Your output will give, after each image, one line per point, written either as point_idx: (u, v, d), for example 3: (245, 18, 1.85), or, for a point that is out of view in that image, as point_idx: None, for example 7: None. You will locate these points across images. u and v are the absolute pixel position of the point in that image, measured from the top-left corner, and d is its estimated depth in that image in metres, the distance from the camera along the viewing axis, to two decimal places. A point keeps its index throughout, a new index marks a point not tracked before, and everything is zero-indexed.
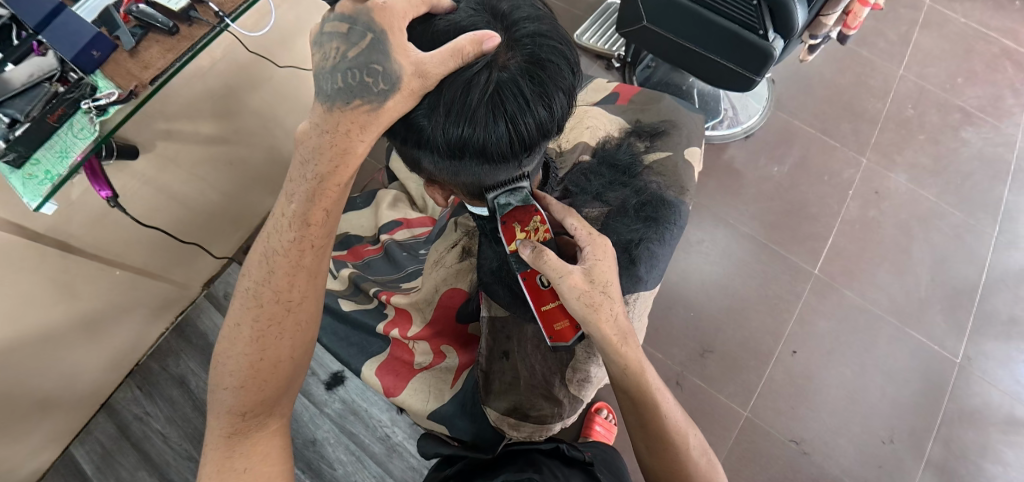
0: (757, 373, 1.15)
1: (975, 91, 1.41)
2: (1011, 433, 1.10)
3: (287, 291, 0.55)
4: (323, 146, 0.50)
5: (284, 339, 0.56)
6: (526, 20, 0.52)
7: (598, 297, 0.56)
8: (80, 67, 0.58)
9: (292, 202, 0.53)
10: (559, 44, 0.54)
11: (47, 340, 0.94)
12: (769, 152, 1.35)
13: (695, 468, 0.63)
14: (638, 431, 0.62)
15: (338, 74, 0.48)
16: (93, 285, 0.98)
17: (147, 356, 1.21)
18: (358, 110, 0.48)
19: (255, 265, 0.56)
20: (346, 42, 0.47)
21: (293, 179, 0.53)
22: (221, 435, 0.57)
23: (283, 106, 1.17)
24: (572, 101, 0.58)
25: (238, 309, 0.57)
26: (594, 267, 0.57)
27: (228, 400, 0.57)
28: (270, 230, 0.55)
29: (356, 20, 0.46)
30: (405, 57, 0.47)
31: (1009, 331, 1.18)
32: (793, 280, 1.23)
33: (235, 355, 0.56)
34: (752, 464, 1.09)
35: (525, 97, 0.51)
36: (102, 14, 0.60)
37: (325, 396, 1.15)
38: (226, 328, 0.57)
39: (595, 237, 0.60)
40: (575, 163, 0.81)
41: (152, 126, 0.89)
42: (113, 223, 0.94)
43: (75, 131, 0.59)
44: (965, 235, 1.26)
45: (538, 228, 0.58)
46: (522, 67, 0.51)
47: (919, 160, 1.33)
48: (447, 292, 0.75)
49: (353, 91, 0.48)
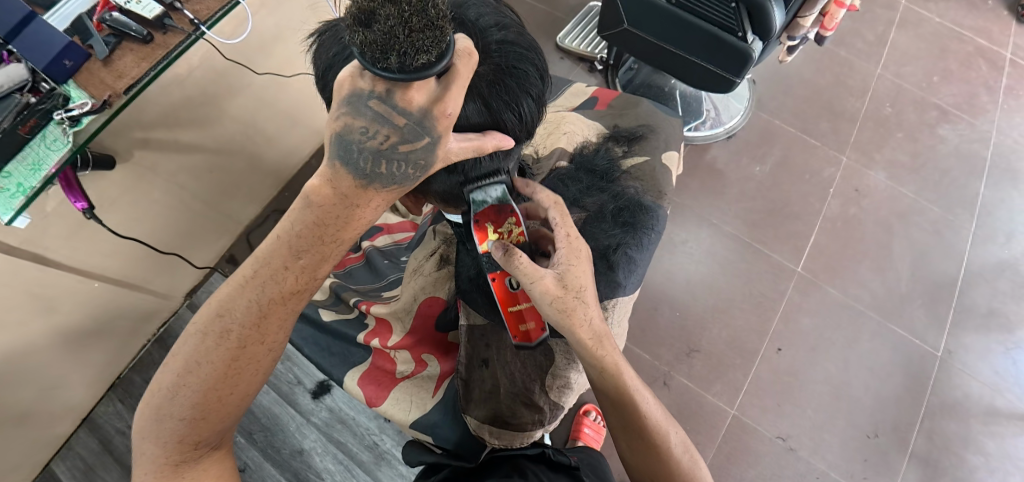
0: (743, 371, 1.16)
1: (951, 89, 1.43)
2: (992, 424, 1.12)
3: (273, 333, 0.54)
4: (348, 217, 0.49)
5: (260, 374, 0.55)
6: (494, 27, 0.52)
7: (571, 302, 0.56)
8: (51, 77, 0.57)
9: (301, 259, 0.51)
10: (527, 51, 0.54)
11: (25, 355, 0.93)
12: (751, 152, 1.36)
13: (678, 467, 0.63)
14: (620, 431, 0.63)
15: (383, 160, 0.46)
16: (72, 298, 0.96)
17: (127, 368, 1.19)
18: (389, 191, 0.49)
19: (237, 303, 0.52)
20: (399, 136, 0.45)
21: (304, 235, 0.50)
22: (166, 463, 0.55)
23: (263, 113, 1.16)
24: (542, 107, 0.58)
25: (202, 340, 0.53)
26: (568, 271, 0.57)
27: (180, 430, 0.54)
28: (264, 275, 0.51)
29: (412, 115, 0.44)
30: (445, 154, 0.47)
31: (988, 324, 1.20)
32: (776, 279, 1.24)
33: (201, 390, 0.53)
34: (739, 462, 1.10)
35: (491, 107, 0.51)
36: (74, 22, 0.60)
37: (311, 405, 1.14)
38: (186, 357, 0.53)
39: (571, 239, 0.59)
40: (552, 170, 0.80)
41: (128, 135, 0.89)
42: (88, 234, 0.92)
43: (47, 143, 0.58)
44: (943, 231, 1.28)
45: (512, 230, 0.57)
46: (489, 75, 0.51)
47: (898, 157, 1.35)
48: (425, 301, 0.75)
49: (391, 178, 0.47)
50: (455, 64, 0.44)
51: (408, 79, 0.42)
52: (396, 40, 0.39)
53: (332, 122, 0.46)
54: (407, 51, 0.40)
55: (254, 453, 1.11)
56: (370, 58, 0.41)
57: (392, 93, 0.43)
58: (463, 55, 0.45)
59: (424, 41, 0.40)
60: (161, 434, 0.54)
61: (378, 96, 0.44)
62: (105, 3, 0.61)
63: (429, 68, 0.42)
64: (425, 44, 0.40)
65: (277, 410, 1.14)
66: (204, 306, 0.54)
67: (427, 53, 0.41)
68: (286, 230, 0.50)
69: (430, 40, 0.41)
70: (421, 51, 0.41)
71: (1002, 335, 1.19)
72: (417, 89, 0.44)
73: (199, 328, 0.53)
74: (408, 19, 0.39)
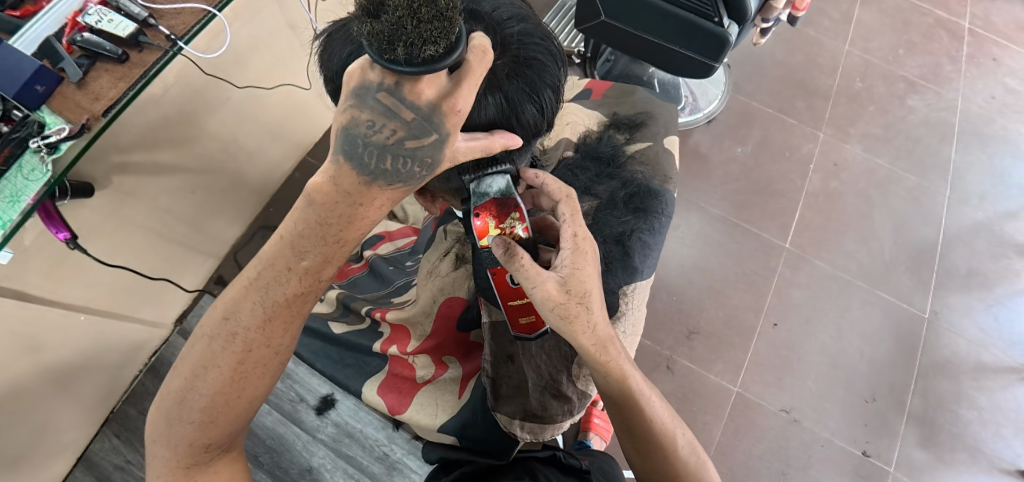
0: (743, 349, 1.19)
1: (916, 61, 1.48)
2: (981, 379, 1.17)
3: (278, 336, 0.52)
4: (351, 216, 0.48)
5: (266, 379, 0.54)
6: (511, 19, 0.52)
7: (574, 309, 0.56)
8: (23, 104, 0.55)
9: (304, 260, 0.50)
10: (544, 41, 0.54)
11: (13, 396, 0.89)
12: (732, 134, 1.38)
13: (686, 469, 0.62)
14: (624, 434, 0.62)
15: (388, 155, 0.45)
16: (60, 334, 0.93)
17: (121, 401, 1.15)
18: (394, 189, 0.48)
19: (244, 307, 0.51)
20: (406, 131, 0.44)
21: (306, 236, 0.49)
22: (178, 466, 0.53)
23: (242, 128, 1.14)
24: (559, 98, 0.58)
25: (209, 344, 0.52)
26: (571, 276, 0.56)
27: (190, 433, 0.52)
28: (268, 278, 0.51)
29: (420, 111, 0.43)
30: (452, 151, 0.46)
31: (969, 283, 1.25)
32: (766, 256, 1.27)
33: (208, 394, 0.52)
34: (747, 438, 1.12)
35: (511, 99, 0.51)
36: (41, 46, 0.59)
37: (317, 422, 1.12)
38: (194, 361, 0.52)
39: (579, 240, 0.57)
40: (560, 160, 0.81)
41: (106, 160, 0.87)
42: (71, 265, 0.89)
43: (24, 173, 0.56)
44: (920, 198, 1.33)
45: (515, 226, 0.55)
46: (508, 67, 0.51)
47: (871, 130, 1.40)
48: (445, 302, 0.73)
49: (396, 175, 0.46)
50: (469, 60, 0.43)
51: (416, 72, 0.40)
52: (403, 31, 0.38)
53: (339, 116, 0.45)
54: (414, 42, 0.39)
55: (262, 476, 1.08)
56: (377, 49, 0.40)
57: (400, 86, 0.42)
58: (478, 52, 0.43)
59: (432, 32, 0.39)
60: (171, 439, 0.53)
61: (387, 88, 0.42)
62: (75, 25, 0.60)
63: (437, 61, 0.40)
64: (433, 35, 0.39)
65: (281, 430, 1.11)
66: (210, 310, 0.53)
67: (435, 45, 0.39)
68: (289, 231, 0.50)
69: (438, 31, 0.39)
70: (428, 42, 0.39)
71: (983, 292, 1.24)
72: (427, 82, 0.42)
73: (206, 332, 0.53)
74: (417, 11, 0.38)
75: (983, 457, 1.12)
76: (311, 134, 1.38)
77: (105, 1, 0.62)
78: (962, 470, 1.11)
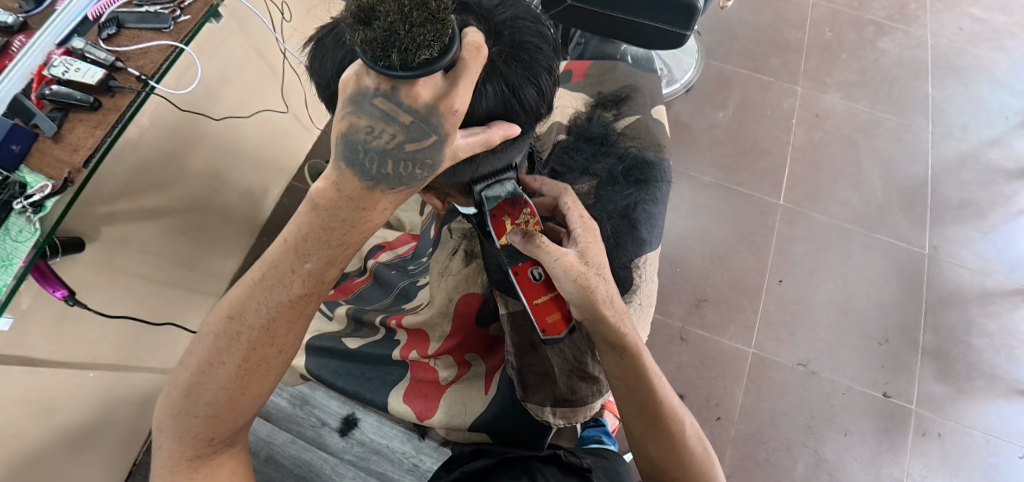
0: (752, 309, 1.19)
1: (880, 3, 1.50)
2: (988, 305, 1.19)
3: (282, 335, 0.52)
4: (354, 220, 0.48)
5: (271, 377, 0.53)
6: (499, 7, 0.52)
7: (592, 277, 0.56)
8: (2, 166, 0.54)
9: (308, 263, 0.49)
10: (534, 24, 0.54)
11: (35, 463, 0.88)
12: (711, 100, 1.39)
13: (693, 456, 0.63)
14: (636, 420, 0.61)
15: (389, 160, 0.45)
16: (72, 394, 0.91)
17: (142, 453, 1.13)
18: (396, 193, 0.47)
19: (248, 306, 0.50)
20: (405, 134, 0.43)
21: (309, 239, 0.48)
22: (182, 458, 0.53)
23: (224, 161, 1.12)
24: (555, 78, 0.58)
25: (214, 341, 0.51)
26: (587, 249, 0.58)
27: (196, 426, 0.52)
28: (272, 281, 0.50)
29: (420, 114, 0.43)
30: (453, 148, 0.46)
31: (963, 214, 1.27)
32: (763, 215, 1.27)
33: (215, 389, 0.51)
34: (769, 396, 1.13)
35: (510, 84, 0.51)
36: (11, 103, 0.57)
37: (342, 444, 1.11)
38: (200, 357, 0.52)
39: (586, 221, 0.61)
40: (555, 143, 0.80)
41: (91, 213, 0.85)
42: (72, 323, 0.88)
43: (12, 235, 0.54)
44: (904, 136, 1.35)
45: (528, 220, 0.57)
46: (503, 54, 0.51)
47: (847, 77, 1.41)
48: (462, 299, 0.71)
49: (398, 179, 0.46)
50: (463, 58, 0.43)
51: (412, 77, 0.40)
52: (397, 37, 0.37)
53: (337, 123, 0.44)
54: (409, 48, 0.38)
55: None
56: (371, 56, 0.39)
57: (396, 90, 0.42)
58: (471, 49, 0.43)
59: (426, 36, 0.38)
60: (177, 431, 0.52)
61: (383, 94, 0.42)
62: (41, 78, 0.59)
63: (433, 64, 0.40)
64: (427, 39, 0.38)
65: (307, 456, 1.10)
66: (215, 308, 0.53)
67: (429, 49, 0.39)
68: (293, 233, 0.49)
69: (431, 35, 0.39)
70: (423, 47, 0.39)
71: (978, 221, 1.26)
72: (423, 84, 0.42)
73: (212, 329, 0.52)
74: (409, 15, 0.37)
75: (1000, 382, 1.14)
76: (293, 158, 1.37)
77: (69, 50, 0.61)
78: (982, 398, 1.13)
